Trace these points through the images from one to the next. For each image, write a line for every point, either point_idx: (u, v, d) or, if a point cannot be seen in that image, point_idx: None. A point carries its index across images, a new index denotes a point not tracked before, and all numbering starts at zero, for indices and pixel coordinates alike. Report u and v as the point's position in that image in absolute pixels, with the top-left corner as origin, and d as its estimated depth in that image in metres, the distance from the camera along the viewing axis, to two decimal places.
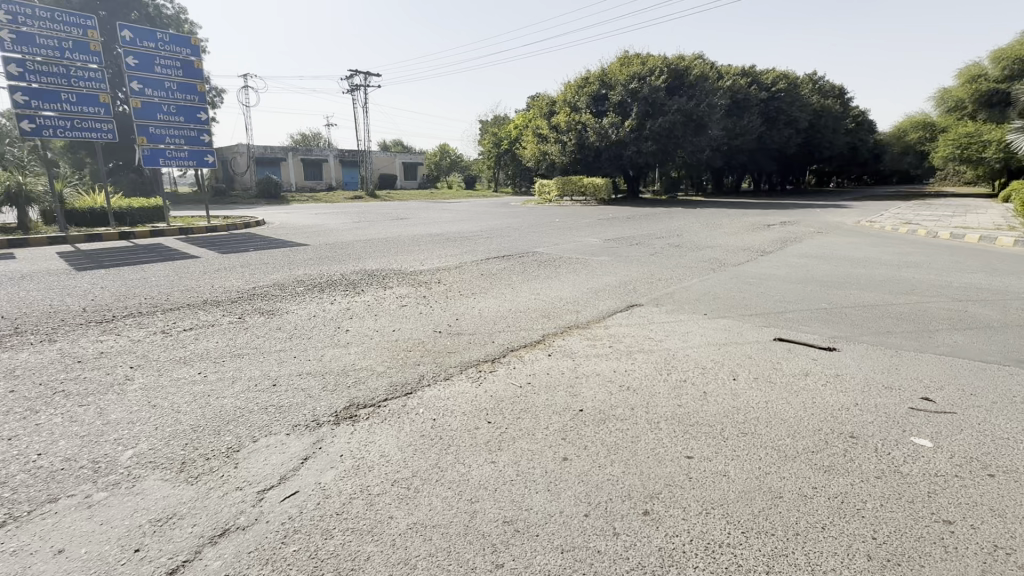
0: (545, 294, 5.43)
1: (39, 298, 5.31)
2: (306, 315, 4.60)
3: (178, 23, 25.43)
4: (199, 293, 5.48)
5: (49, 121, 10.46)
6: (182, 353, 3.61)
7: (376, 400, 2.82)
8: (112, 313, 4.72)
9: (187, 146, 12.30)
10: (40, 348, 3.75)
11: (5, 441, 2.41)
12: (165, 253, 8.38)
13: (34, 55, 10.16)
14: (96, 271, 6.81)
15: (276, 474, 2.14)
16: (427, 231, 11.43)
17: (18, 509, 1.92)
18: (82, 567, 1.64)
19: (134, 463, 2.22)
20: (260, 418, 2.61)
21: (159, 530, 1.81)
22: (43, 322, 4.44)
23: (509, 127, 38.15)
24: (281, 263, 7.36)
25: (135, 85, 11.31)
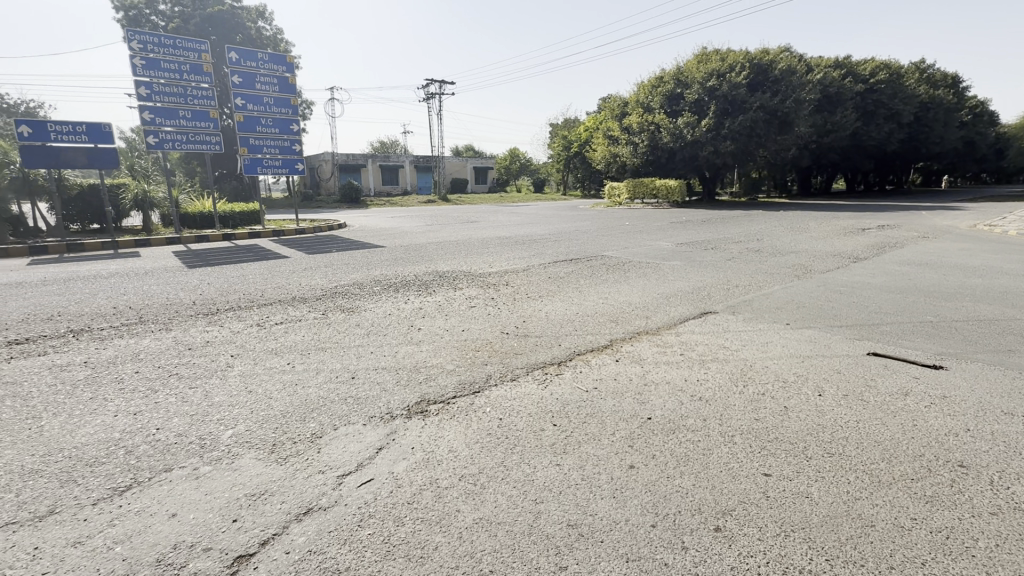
0: (614, 298, 5.34)
1: (159, 292, 6.03)
2: (382, 313, 4.86)
3: (276, 43, 27.80)
4: (289, 290, 5.97)
5: (169, 136, 11.88)
6: (274, 345, 3.95)
7: (446, 396, 2.93)
8: (217, 306, 5.25)
9: (281, 156, 13.40)
10: (160, 336, 4.27)
11: (131, 415, 2.78)
12: (260, 253, 9.21)
13: (159, 78, 11.57)
14: (203, 268, 7.61)
15: (354, 461, 2.28)
16: (496, 234, 11.65)
17: (141, 475, 2.20)
18: (191, 531, 1.85)
19: (233, 442, 2.46)
20: (340, 408, 2.80)
21: (253, 505, 1.99)
22: (162, 312, 5.05)
23: (580, 130, 37.96)
24: (361, 263, 7.82)
25: (239, 101, 12.54)
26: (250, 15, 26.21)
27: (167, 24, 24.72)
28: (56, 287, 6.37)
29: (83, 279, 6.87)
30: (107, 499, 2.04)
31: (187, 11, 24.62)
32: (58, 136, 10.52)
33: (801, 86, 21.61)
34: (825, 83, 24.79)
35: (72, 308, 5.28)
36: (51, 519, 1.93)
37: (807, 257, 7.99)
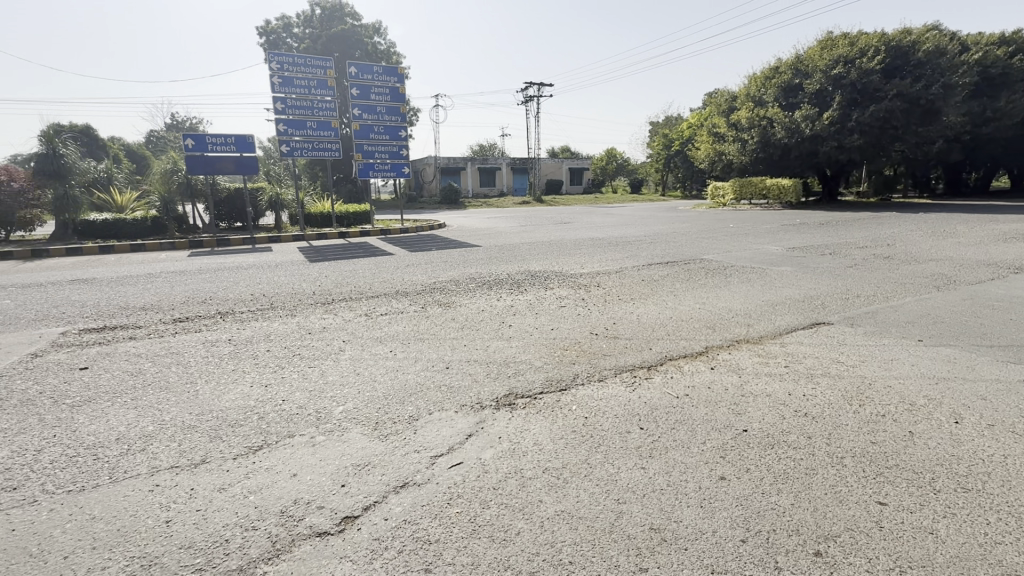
0: (712, 304, 5.08)
1: (286, 282, 6.85)
2: (476, 308, 5.09)
3: (389, 55, 30.00)
4: (394, 284, 6.45)
5: (298, 144, 13.42)
6: (379, 333, 4.31)
7: (533, 392, 3.01)
8: (332, 297, 5.85)
9: (390, 160, 14.46)
10: (286, 320, 4.86)
11: (264, 386, 3.22)
12: (369, 250, 10.03)
13: (292, 94, 13.09)
14: (322, 263, 8.49)
15: (446, 444, 2.44)
16: (590, 235, 11.58)
17: (270, 438, 2.55)
18: (308, 490, 2.11)
19: (343, 417, 2.75)
20: (435, 395, 3.00)
21: (358, 474, 2.22)
22: (289, 300, 5.73)
23: (682, 128, 36.27)
24: (458, 261, 8.21)
25: (356, 111, 13.77)
26: (368, 32, 28.54)
27: (300, 46, 27.92)
28: (209, 275, 7.51)
29: (229, 269, 8.01)
30: (245, 455, 2.40)
31: (316, 33, 27.47)
32: (213, 147, 12.34)
33: (952, 69, 18.70)
34: (985, 63, 21.23)
35: (220, 294, 6.19)
36: (202, 467, 2.31)
37: (951, 266, 6.92)
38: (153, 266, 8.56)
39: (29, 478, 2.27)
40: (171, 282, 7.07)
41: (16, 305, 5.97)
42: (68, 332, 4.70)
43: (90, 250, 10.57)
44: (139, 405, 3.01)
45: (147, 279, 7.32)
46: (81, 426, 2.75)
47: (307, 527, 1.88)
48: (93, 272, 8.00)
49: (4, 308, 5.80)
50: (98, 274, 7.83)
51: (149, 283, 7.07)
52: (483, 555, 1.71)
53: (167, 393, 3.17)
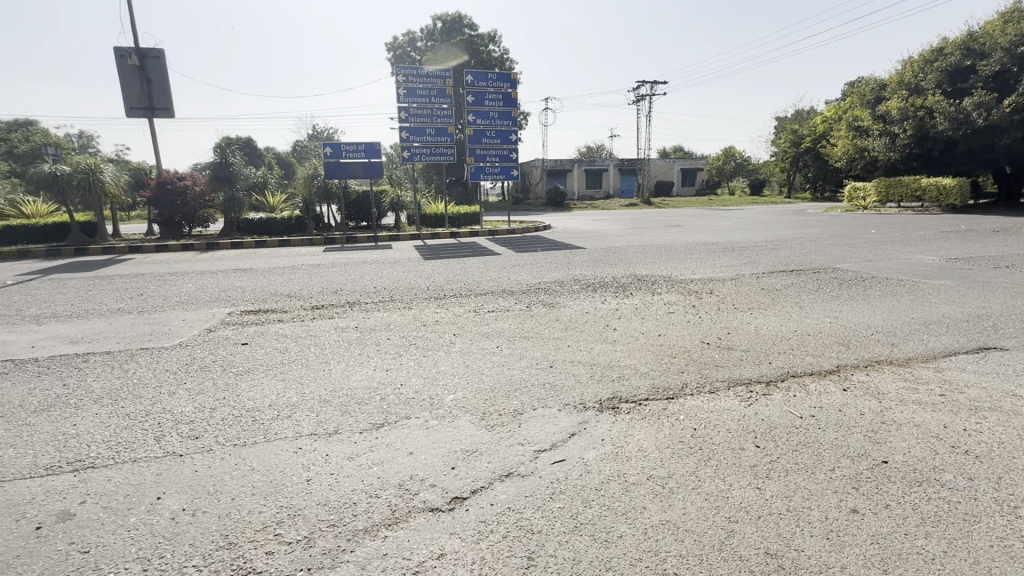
0: (847, 319, 4.54)
1: (404, 278, 7.42)
2: (580, 310, 5.08)
3: (502, 62, 31.08)
4: (501, 283, 6.68)
5: (417, 150, 14.48)
6: (486, 329, 4.51)
7: (638, 397, 2.95)
8: (444, 293, 6.22)
9: (500, 164, 14.96)
10: (404, 312, 5.29)
11: (386, 370, 3.55)
12: (477, 249, 10.49)
13: (415, 103, 14.13)
14: (435, 261, 9.06)
15: (549, 441, 2.49)
16: (703, 240, 10.94)
17: (390, 418, 2.81)
18: (422, 469, 2.29)
19: (454, 405, 2.93)
20: (539, 392, 3.07)
21: (466, 459, 2.35)
22: (405, 294, 6.21)
23: (815, 123, 32.71)
24: (562, 263, 8.25)
25: (470, 117, 14.46)
26: (484, 41, 29.82)
27: (423, 58, 30.11)
28: (340, 269, 8.39)
29: (356, 264, 8.88)
30: (369, 430, 2.67)
31: (437, 45, 29.24)
32: (347, 154, 13.76)
33: None
34: None
35: (349, 286, 6.90)
36: (335, 437, 2.61)
37: None
38: (296, 259, 9.80)
39: (207, 430, 2.75)
40: (310, 274, 8.03)
41: (195, 288, 7.20)
42: (232, 313, 5.56)
43: (249, 244, 12.39)
44: (285, 377, 3.49)
45: (292, 271, 8.40)
46: (244, 391, 3.27)
47: (421, 502, 2.05)
48: (251, 263, 9.37)
49: (188, 291, 7.02)
50: (254, 265, 9.16)
51: (293, 274, 8.11)
52: (585, 552, 1.73)
53: (307, 370, 3.62)
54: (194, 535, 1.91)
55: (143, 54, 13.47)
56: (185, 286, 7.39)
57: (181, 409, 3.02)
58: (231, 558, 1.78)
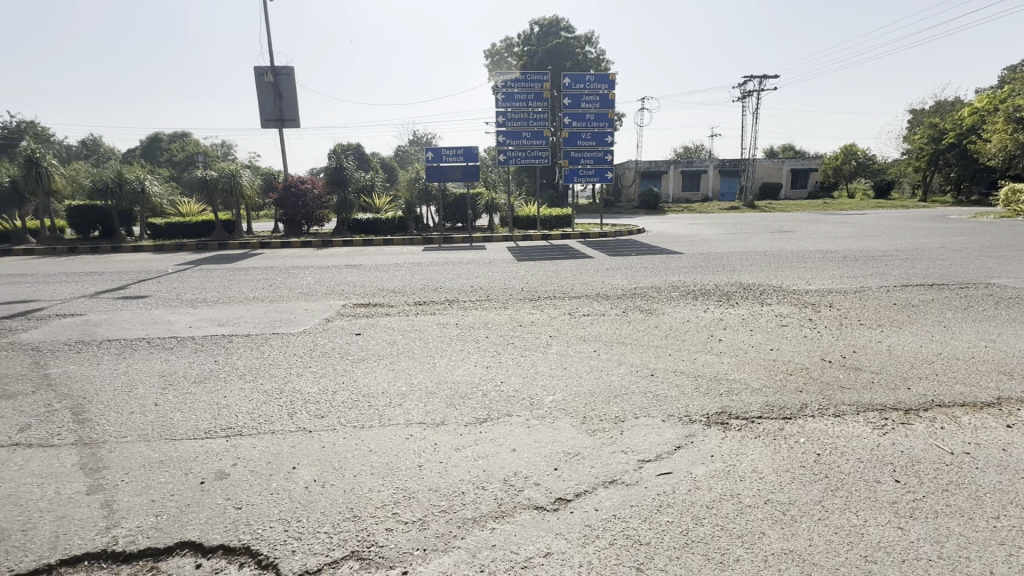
0: (1008, 344, 3.88)
1: (499, 278, 7.61)
2: (680, 318, 4.87)
3: (598, 63, 30.69)
4: (595, 287, 6.61)
5: (513, 153, 14.78)
6: (582, 333, 4.49)
7: (750, 414, 2.77)
8: (538, 294, 6.29)
9: (594, 166, 14.78)
10: (501, 311, 5.43)
11: (487, 367, 3.67)
12: (570, 252, 10.46)
13: (512, 107, 14.43)
14: (528, 262, 9.20)
15: (654, 451, 2.42)
16: (818, 247, 9.96)
17: (491, 414, 2.89)
18: (525, 467, 2.33)
19: (553, 407, 2.95)
20: (641, 400, 2.99)
21: (569, 462, 2.36)
22: (501, 294, 6.37)
23: (962, 115, 28.42)
24: (658, 268, 7.97)
25: (566, 120, 14.49)
26: (581, 42, 29.68)
27: (519, 63, 30.70)
28: (439, 268, 8.81)
29: (453, 264, 9.28)
30: (473, 424, 2.78)
31: (533, 50, 29.66)
32: (447, 158, 14.42)
33: None
34: None
35: (447, 284, 7.23)
36: (442, 427, 2.76)
37: None
38: (399, 257, 10.46)
39: (330, 410, 3.04)
40: (412, 271, 8.53)
41: (314, 281, 7.96)
42: (347, 305, 6.08)
43: (358, 243, 13.45)
44: (394, 368, 3.74)
45: (396, 268, 8.98)
46: (359, 378, 3.56)
47: (526, 499, 2.09)
48: (360, 260, 10.18)
49: (309, 283, 7.78)
50: (363, 262, 9.92)
51: (396, 271, 8.66)
52: (699, 572, 1.66)
53: (413, 362, 3.85)
54: (325, 504, 2.12)
55: (276, 71, 15.22)
56: (306, 280, 8.19)
57: (308, 390, 3.37)
58: (357, 529, 1.94)
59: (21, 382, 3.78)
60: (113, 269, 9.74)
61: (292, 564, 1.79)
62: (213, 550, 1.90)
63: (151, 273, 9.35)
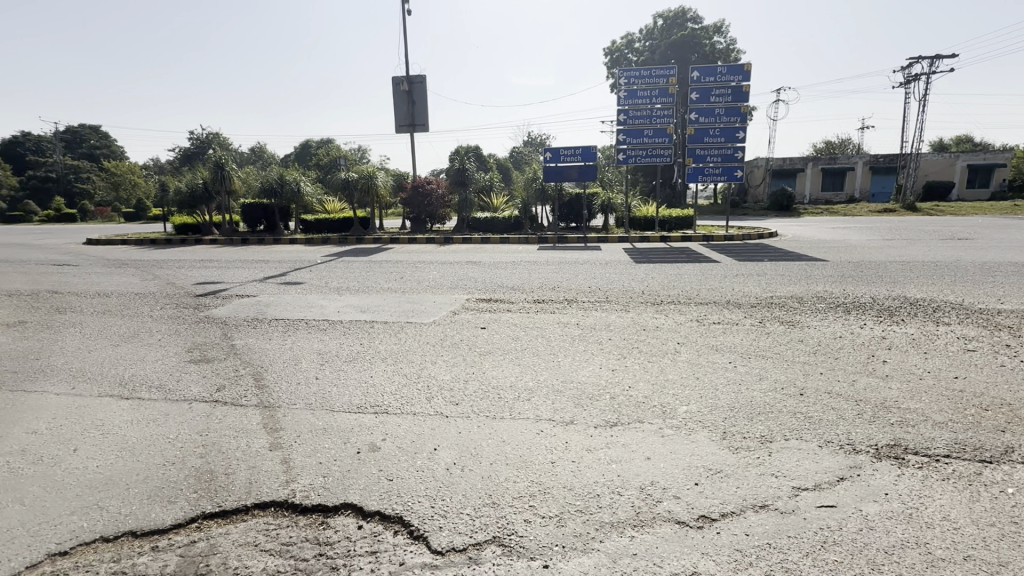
0: None
1: (618, 280, 7.43)
2: (830, 334, 4.33)
3: (728, 53, 28.62)
4: (724, 293, 6.17)
5: (634, 152, 14.36)
6: (714, 342, 4.20)
7: (934, 451, 2.37)
8: (661, 298, 6.04)
9: (722, 164, 13.79)
10: (622, 314, 5.29)
11: (613, 370, 3.60)
12: (692, 255, 9.89)
13: (635, 105, 14.03)
14: (647, 264, 8.87)
15: (812, 479, 2.17)
16: (1009, 259, 8.24)
17: (621, 419, 2.82)
18: (664, 478, 2.23)
19: (688, 417, 2.80)
20: (791, 421, 2.71)
21: (712, 478, 2.21)
22: (620, 296, 6.22)
23: None
24: (798, 276, 7.19)
25: (692, 115, 13.72)
26: (709, 32, 27.95)
27: (640, 59, 29.79)
28: (555, 267, 8.87)
29: (569, 263, 9.28)
30: (604, 427, 2.74)
31: (656, 44, 28.57)
32: (566, 158, 14.44)
33: None
34: None
35: (565, 284, 7.25)
36: (572, 426, 2.76)
37: None
38: (515, 255, 10.76)
39: (463, 398, 3.21)
40: (529, 269, 8.70)
41: (439, 275, 8.50)
42: (470, 300, 6.38)
43: (476, 240, 14.07)
44: (520, 363, 3.83)
45: (514, 266, 9.22)
46: (487, 370, 3.71)
47: (666, 511, 2.00)
48: (479, 257, 10.64)
49: (434, 277, 8.30)
50: (482, 259, 10.34)
51: (514, 269, 8.89)
52: None
53: (538, 358, 3.91)
54: (465, 487, 2.23)
55: (411, 80, 16.45)
56: (432, 273, 8.76)
57: (442, 377, 3.59)
58: (497, 516, 2.01)
59: (215, 349, 4.54)
60: (275, 258, 11.31)
61: (440, 540, 1.91)
62: (371, 515, 2.09)
63: (304, 262, 10.68)
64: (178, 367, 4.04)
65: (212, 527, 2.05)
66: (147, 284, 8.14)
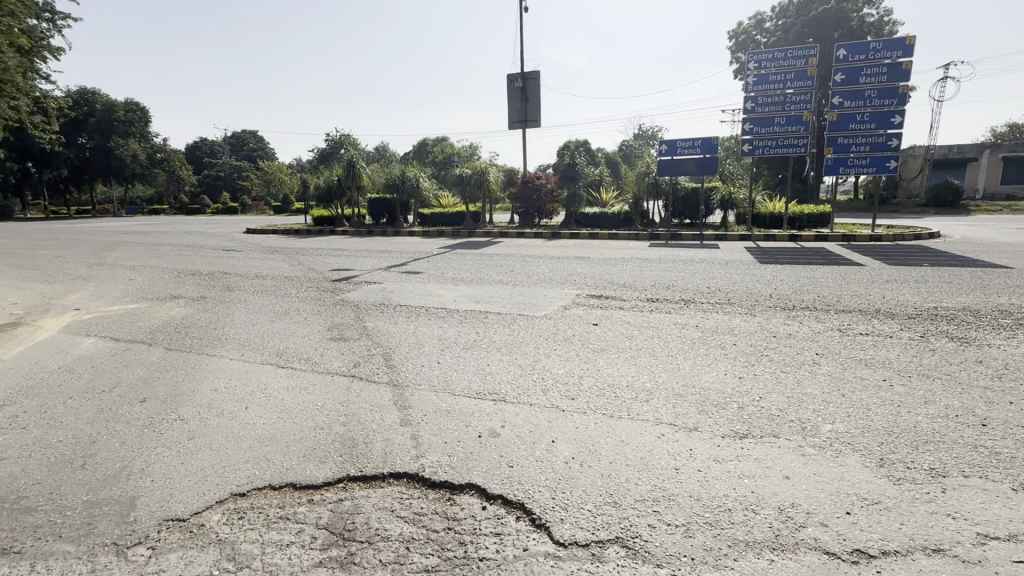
0: None
1: (741, 281, 6.87)
2: (1019, 356, 3.60)
3: (880, 27, 25.01)
4: (872, 301, 5.42)
5: (762, 142, 13.18)
6: (862, 355, 3.71)
7: None
8: (794, 303, 5.47)
9: (871, 154, 12.08)
10: (748, 318, 4.89)
11: (740, 378, 3.34)
12: (829, 256, 8.83)
13: (765, 90, 12.83)
14: (774, 265, 8.10)
15: (1003, 527, 1.82)
16: None
17: (752, 431, 2.61)
18: (804, 500, 2.03)
19: (833, 437, 2.50)
20: (970, 455, 2.30)
21: (866, 509, 1.95)
22: (745, 299, 5.75)
23: None
24: (971, 285, 6.08)
25: (836, 99, 12.21)
26: (857, 5, 24.67)
27: (769, 40, 27.23)
28: (670, 265, 8.47)
29: (685, 262, 8.79)
30: (732, 437, 2.55)
31: (791, 22, 25.86)
32: (683, 150, 13.67)
33: None
34: None
35: (681, 283, 6.88)
36: (696, 433, 2.61)
37: None
38: (626, 251, 10.45)
39: (579, 394, 3.19)
40: (641, 267, 8.41)
41: (548, 270, 8.57)
42: (581, 295, 6.33)
43: (584, 236, 13.93)
44: (636, 362, 3.72)
45: (624, 263, 8.97)
46: (602, 367, 3.66)
47: (810, 539, 1.81)
48: (588, 253, 10.52)
49: (544, 271, 8.37)
50: (591, 255, 10.20)
51: (625, 265, 8.65)
52: None
53: (655, 359, 3.77)
54: (585, 483, 2.22)
55: (525, 76, 16.71)
56: (541, 268, 8.85)
57: (557, 370, 3.62)
58: (619, 517, 1.97)
59: (350, 329, 5.03)
60: (396, 249, 12.23)
61: (562, 533, 1.91)
62: (494, 498, 2.17)
63: (422, 253, 11.40)
64: (321, 343, 4.56)
65: (354, 489, 2.27)
66: (294, 269, 9.28)
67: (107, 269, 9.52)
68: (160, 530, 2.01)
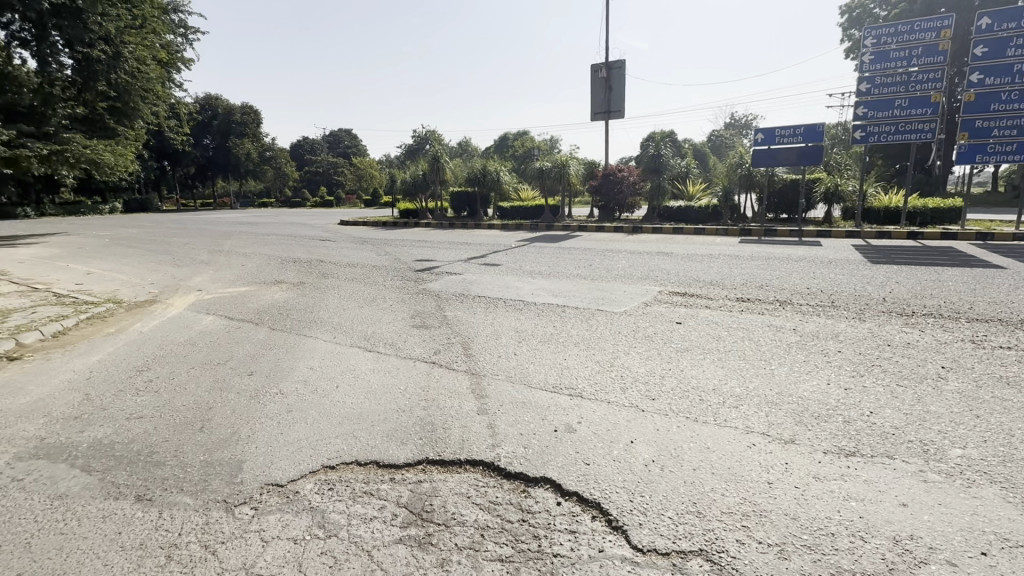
0: None
1: (847, 282, 6.20)
2: None
3: None
4: (1015, 310, 4.65)
5: (878, 128, 11.79)
6: (1002, 372, 3.19)
7: None
8: (913, 309, 4.84)
9: (1019, 139, 10.35)
10: (855, 323, 4.40)
11: (845, 389, 3.01)
12: (959, 257, 7.71)
13: (885, 68, 11.43)
14: (888, 266, 7.23)
15: None
16: None
17: (860, 449, 2.34)
18: (926, 533, 1.77)
19: (965, 464, 2.17)
20: None
21: (1008, 551, 1.67)
22: (853, 302, 5.18)
23: None
24: None
25: (974, 76, 10.61)
26: None
27: (890, 13, 24.26)
28: (763, 263, 7.85)
29: (781, 260, 8.10)
30: (836, 454, 2.31)
31: None
32: (782, 139, 12.61)
33: None
34: None
35: (777, 282, 6.35)
36: (793, 446, 2.39)
37: None
38: (713, 248, 9.86)
39: (661, 394, 3.05)
40: (730, 264, 7.88)
41: (629, 265, 8.29)
42: (663, 292, 6.06)
43: (668, 230, 13.35)
44: (724, 365, 3.48)
45: (711, 259, 8.46)
46: (686, 368, 3.48)
47: None
48: (672, 248, 10.05)
49: (625, 266, 8.12)
50: (675, 250, 9.72)
51: (712, 262, 8.15)
52: None
53: (745, 363, 3.50)
54: (666, 488, 2.11)
55: (610, 66, 16.28)
56: (621, 262, 8.60)
57: (637, 369, 3.48)
58: (704, 528, 1.85)
59: (432, 318, 5.22)
60: (476, 241, 12.50)
61: (641, 538, 1.83)
62: (569, 494, 2.13)
63: (500, 246, 11.54)
64: (405, 329, 4.77)
65: (433, 472, 2.34)
66: (381, 259, 9.80)
67: (225, 255, 10.65)
68: (262, 493, 2.21)
